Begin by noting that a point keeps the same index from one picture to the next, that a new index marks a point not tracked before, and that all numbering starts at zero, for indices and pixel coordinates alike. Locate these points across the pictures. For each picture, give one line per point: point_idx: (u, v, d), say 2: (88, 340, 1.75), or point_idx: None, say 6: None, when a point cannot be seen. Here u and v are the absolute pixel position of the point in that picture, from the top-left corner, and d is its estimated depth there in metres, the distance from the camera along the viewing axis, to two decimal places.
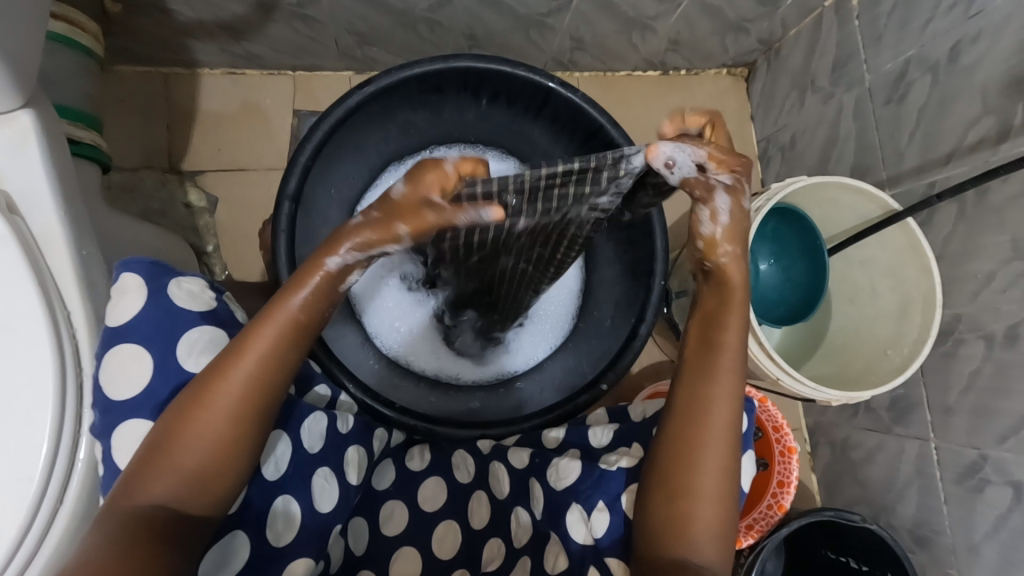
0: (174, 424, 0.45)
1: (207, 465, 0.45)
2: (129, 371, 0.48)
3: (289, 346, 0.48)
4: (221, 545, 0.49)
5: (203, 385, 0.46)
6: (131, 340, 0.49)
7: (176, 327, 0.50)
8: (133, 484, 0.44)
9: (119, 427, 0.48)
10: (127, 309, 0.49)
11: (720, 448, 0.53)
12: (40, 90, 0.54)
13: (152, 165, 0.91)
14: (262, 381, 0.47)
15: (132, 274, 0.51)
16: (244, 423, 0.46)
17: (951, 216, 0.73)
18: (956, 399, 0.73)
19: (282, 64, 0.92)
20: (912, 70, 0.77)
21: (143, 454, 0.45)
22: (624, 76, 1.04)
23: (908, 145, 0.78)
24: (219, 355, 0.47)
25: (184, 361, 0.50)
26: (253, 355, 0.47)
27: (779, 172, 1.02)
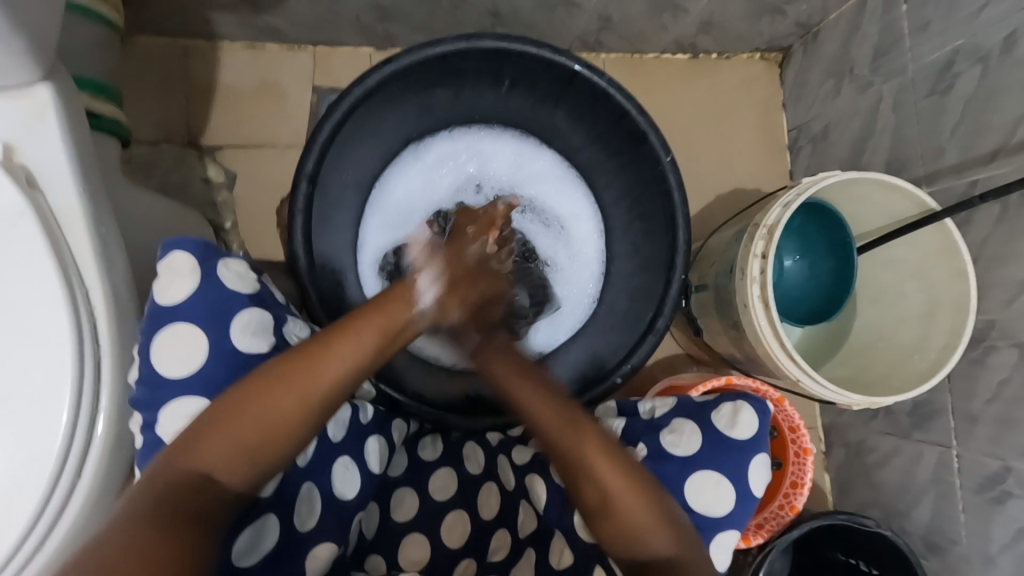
0: (242, 398, 0.46)
1: (261, 446, 0.46)
2: (184, 349, 0.49)
3: (369, 353, 0.50)
4: (256, 527, 0.49)
5: (283, 367, 0.47)
6: (186, 319, 0.50)
7: (229, 309, 0.51)
8: (191, 447, 0.44)
9: (169, 403, 0.48)
10: (180, 290, 0.50)
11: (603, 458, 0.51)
12: (58, 62, 0.54)
13: (172, 138, 0.90)
14: (340, 379, 0.48)
15: (184, 253, 0.51)
16: (310, 416, 0.47)
17: (991, 219, 0.69)
18: (982, 408, 0.71)
19: (301, 39, 0.91)
20: (960, 60, 0.73)
21: (205, 421, 0.45)
22: (651, 58, 1.00)
23: (950, 141, 0.75)
24: (308, 343, 0.49)
25: (236, 342, 0.50)
26: (343, 351, 0.48)
27: (808, 163, 0.98)
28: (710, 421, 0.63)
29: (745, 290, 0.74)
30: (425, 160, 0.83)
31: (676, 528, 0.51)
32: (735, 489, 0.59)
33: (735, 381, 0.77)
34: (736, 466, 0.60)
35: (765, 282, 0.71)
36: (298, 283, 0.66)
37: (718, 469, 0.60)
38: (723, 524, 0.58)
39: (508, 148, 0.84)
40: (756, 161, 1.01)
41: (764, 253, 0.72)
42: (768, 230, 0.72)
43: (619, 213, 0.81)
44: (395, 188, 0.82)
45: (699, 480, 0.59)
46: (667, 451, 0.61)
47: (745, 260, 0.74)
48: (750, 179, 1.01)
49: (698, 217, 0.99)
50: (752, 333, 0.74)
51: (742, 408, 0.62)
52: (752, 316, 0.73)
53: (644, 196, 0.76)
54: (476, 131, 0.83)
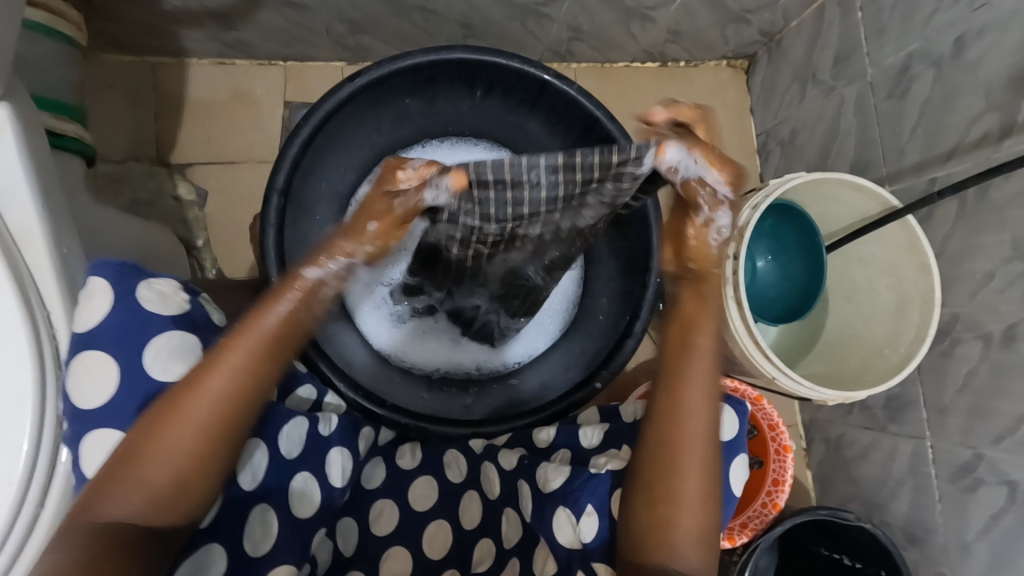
0: (139, 438, 0.46)
1: (174, 480, 0.46)
2: (95, 378, 0.48)
3: (265, 360, 0.50)
4: (196, 559, 0.48)
5: (174, 397, 0.47)
6: (97, 346, 0.48)
7: (145, 331, 0.50)
8: (96, 498, 0.45)
9: (87, 435, 0.47)
10: (94, 313, 0.48)
11: (698, 456, 0.54)
12: (16, 80, 0.53)
13: (140, 156, 0.89)
14: (238, 393, 0.48)
15: (100, 277, 0.50)
16: (214, 435, 0.48)
17: (951, 215, 0.72)
18: (951, 400, 0.72)
19: (272, 53, 0.90)
20: (915, 64, 0.75)
21: (109, 468, 0.45)
22: (622, 67, 1.02)
23: (910, 142, 0.77)
24: (192, 369, 0.48)
25: (150, 368, 0.49)
26: (227, 367, 0.48)
27: (777, 166, 1.01)
28: None
29: (719, 291, 0.75)
30: None
31: (710, 546, 0.54)
32: None
33: None
34: None
35: (737, 282, 0.72)
36: None
37: None
38: None
39: (483, 159, 0.84)
40: None
41: (736, 255, 0.73)
42: (739, 232, 0.74)
43: None
44: None
45: None
46: None
47: (719, 262, 0.75)
48: None
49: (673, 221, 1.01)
50: (728, 333, 0.75)
51: (723, 409, 0.61)
52: (728, 317, 0.74)
53: None
54: (449, 144, 0.84)
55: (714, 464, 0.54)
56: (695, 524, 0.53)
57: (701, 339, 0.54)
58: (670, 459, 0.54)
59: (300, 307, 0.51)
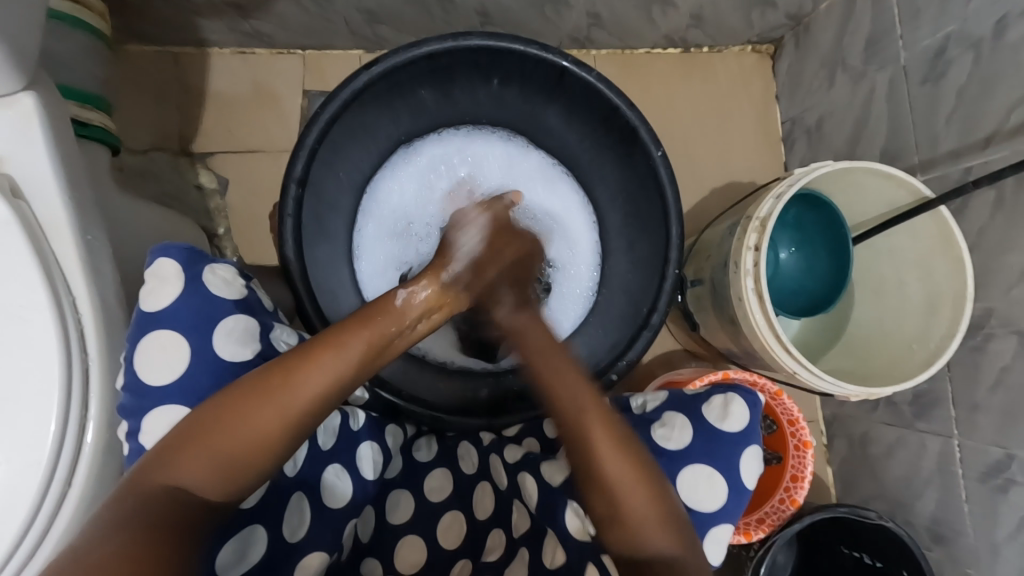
0: (218, 411, 0.45)
1: (235, 465, 0.45)
2: (167, 357, 0.49)
3: (353, 368, 0.49)
4: (241, 535, 0.49)
5: (264, 380, 0.46)
6: (169, 326, 0.49)
7: (213, 316, 0.51)
8: (164, 461, 0.44)
9: (151, 411, 0.48)
10: (164, 296, 0.50)
11: (613, 443, 0.52)
12: (42, 72, 0.54)
13: (163, 146, 0.90)
14: (321, 395, 0.48)
15: (169, 260, 0.51)
16: (291, 429, 0.46)
17: (987, 206, 0.68)
18: (983, 398, 0.70)
19: (291, 43, 0.91)
20: (953, 47, 0.72)
21: (179, 434, 0.44)
22: (642, 54, 1.00)
23: (945, 129, 0.74)
24: (284, 357, 0.48)
25: (220, 349, 0.50)
26: (323, 365, 0.48)
27: (803, 154, 0.98)
28: (701, 413, 0.62)
29: (740, 284, 0.73)
30: (417, 164, 0.83)
31: (674, 516, 0.51)
32: (728, 483, 0.59)
33: (731, 375, 0.77)
34: (728, 457, 0.59)
35: (759, 275, 0.70)
36: (291, 288, 0.66)
37: (710, 463, 0.59)
38: (715, 519, 0.58)
39: (499, 148, 0.84)
40: (750, 154, 1.01)
41: (757, 245, 0.71)
42: (761, 223, 0.72)
43: (612, 208, 0.81)
44: (386, 197, 0.82)
45: (693, 474, 0.59)
46: (659, 445, 0.61)
47: (740, 253, 0.73)
48: (745, 172, 1.00)
49: (693, 211, 0.99)
50: (748, 326, 0.73)
51: (733, 400, 0.62)
52: (748, 311, 0.72)
53: (637, 190, 0.76)
54: (465, 133, 0.83)
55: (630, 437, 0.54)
56: (645, 503, 0.51)
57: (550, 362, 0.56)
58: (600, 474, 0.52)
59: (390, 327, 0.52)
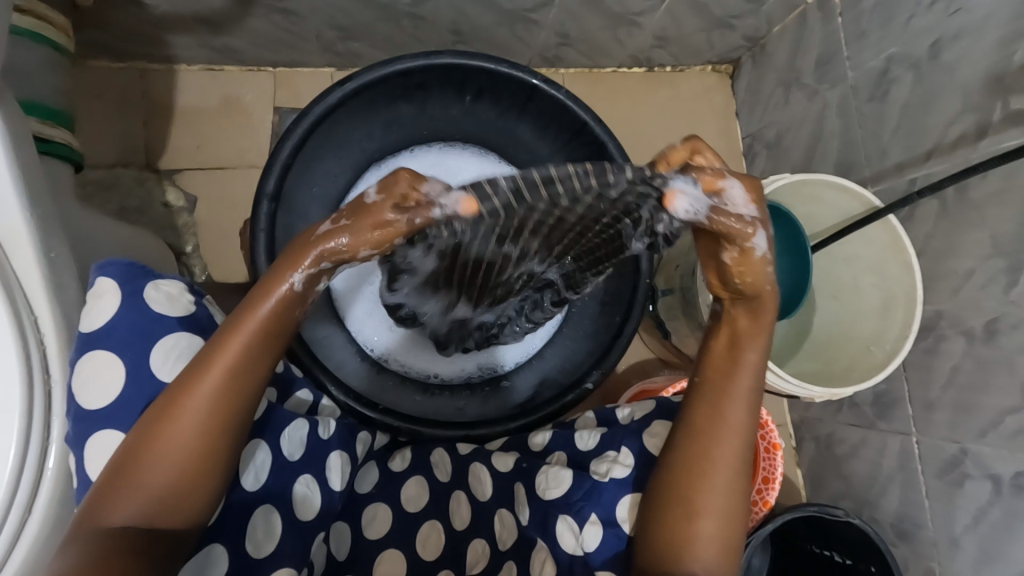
0: (141, 442, 0.44)
1: (176, 487, 0.45)
2: (102, 378, 0.48)
3: (253, 359, 0.46)
4: (200, 557, 0.48)
5: (173, 396, 0.45)
6: (105, 346, 0.48)
7: (150, 333, 0.50)
8: (101, 504, 0.43)
9: (92, 436, 0.47)
10: (101, 314, 0.49)
11: (732, 471, 0.54)
12: (5, 86, 0.53)
13: (128, 162, 0.89)
14: (229, 390, 0.46)
15: (107, 277, 0.50)
16: (216, 432, 0.46)
17: (932, 214, 0.73)
18: (936, 396, 0.74)
19: (262, 60, 0.91)
20: (895, 67, 0.77)
21: (109, 475, 0.44)
22: (609, 73, 1.03)
23: (891, 142, 0.79)
24: (182, 373, 0.46)
25: (157, 368, 0.49)
26: (219, 362, 0.45)
27: (763, 168, 1.02)
28: None
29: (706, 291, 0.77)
30: None
31: (732, 558, 0.53)
32: None
33: None
34: None
35: None
36: None
37: None
38: None
39: (473, 162, 0.85)
40: None
41: None
42: None
43: None
44: None
45: None
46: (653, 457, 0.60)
47: None
48: None
49: None
50: None
51: None
52: None
53: None
54: (438, 148, 0.85)
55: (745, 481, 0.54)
56: (718, 536, 0.52)
57: (744, 354, 0.53)
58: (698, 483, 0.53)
59: (282, 309, 0.46)
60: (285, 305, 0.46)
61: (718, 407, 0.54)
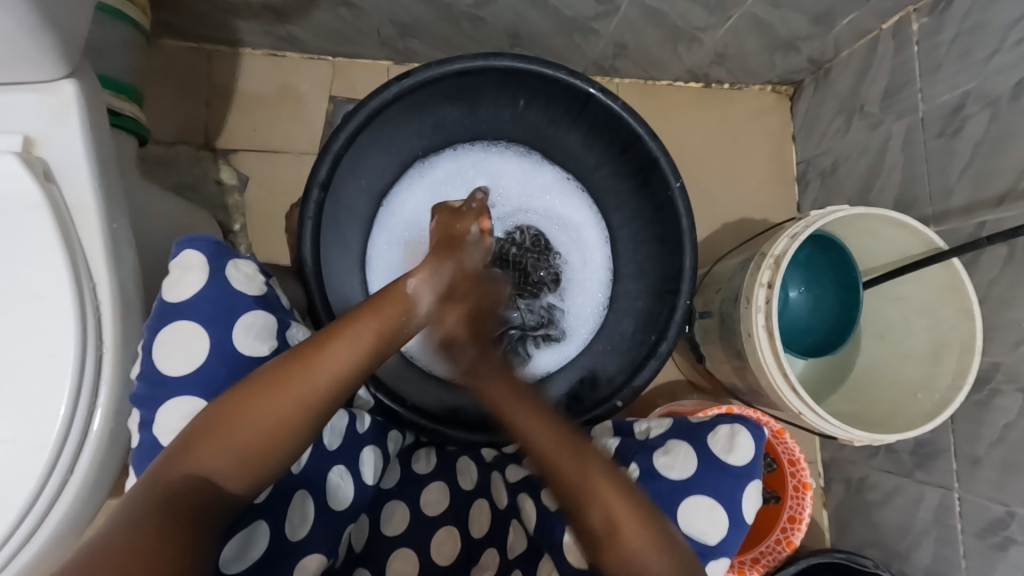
0: (235, 407, 0.45)
1: (258, 452, 0.45)
2: (184, 348, 0.49)
3: (366, 355, 0.50)
4: (246, 533, 0.48)
5: (284, 368, 0.46)
6: (191, 317, 0.49)
7: (234, 309, 0.50)
8: (187, 451, 0.43)
9: (166, 402, 0.48)
10: (189, 287, 0.50)
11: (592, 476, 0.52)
12: (86, 61, 0.55)
13: (187, 140, 0.92)
14: (338, 380, 0.48)
15: (196, 252, 0.51)
16: (313, 414, 0.47)
17: (998, 261, 0.69)
18: (984, 453, 0.70)
19: (321, 49, 0.92)
20: (970, 103, 0.73)
21: (199, 424, 0.44)
22: (664, 86, 1.01)
23: (959, 182, 0.75)
24: (302, 346, 0.49)
25: (238, 343, 0.50)
26: (339, 350, 0.49)
27: (816, 195, 0.99)
28: (705, 442, 0.61)
29: (750, 320, 0.73)
30: (432, 177, 0.84)
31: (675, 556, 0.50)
32: (729, 517, 0.57)
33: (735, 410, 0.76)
34: (732, 491, 0.58)
35: (770, 312, 0.71)
36: (305, 288, 0.67)
37: (714, 495, 0.58)
38: (713, 553, 0.56)
39: (513, 162, 0.85)
40: (764, 191, 1.02)
41: (770, 283, 0.72)
42: (775, 261, 0.72)
43: (626, 233, 0.82)
44: (401, 206, 0.83)
45: (694, 504, 0.57)
46: (661, 473, 0.59)
47: (752, 290, 0.73)
48: (758, 209, 1.02)
49: (704, 244, 1.00)
50: (756, 363, 0.73)
51: (738, 431, 0.60)
52: (756, 346, 0.72)
53: (651, 219, 0.77)
54: (481, 147, 0.84)
55: (631, 483, 0.53)
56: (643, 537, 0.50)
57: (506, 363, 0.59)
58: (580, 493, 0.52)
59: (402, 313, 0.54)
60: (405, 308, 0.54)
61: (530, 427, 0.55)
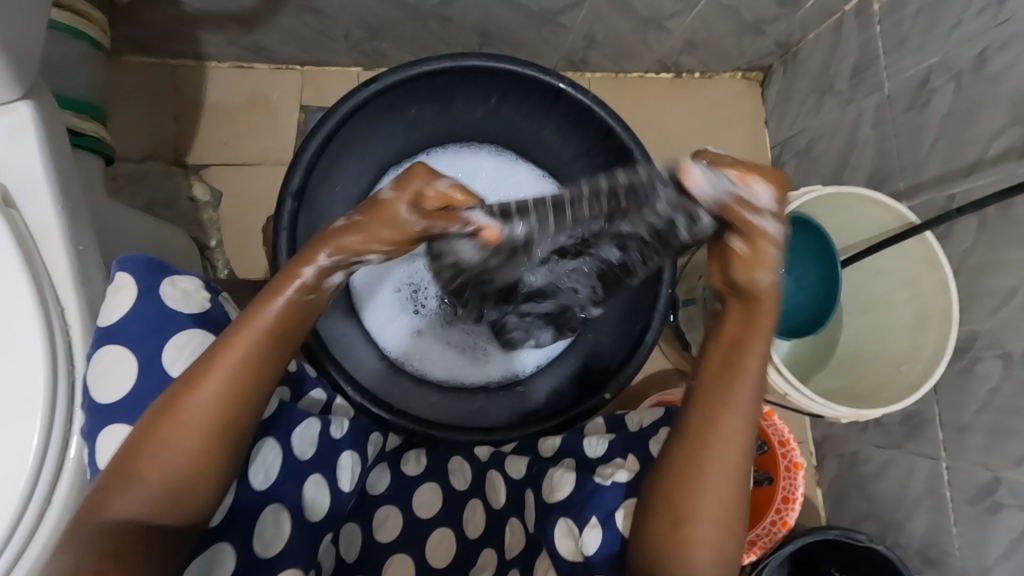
0: (147, 433, 0.45)
1: (176, 483, 0.45)
2: (116, 372, 0.48)
3: (263, 359, 0.48)
4: (204, 557, 0.48)
5: (178, 395, 0.45)
6: (119, 340, 0.48)
7: (165, 329, 0.50)
8: (101, 500, 0.43)
9: (103, 431, 0.47)
10: (118, 308, 0.49)
11: (725, 492, 0.51)
12: (43, 81, 0.54)
13: (156, 157, 0.90)
14: (236, 389, 0.46)
15: (125, 274, 0.51)
16: (220, 432, 0.46)
17: (971, 231, 0.70)
18: (970, 419, 0.71)
19: (289, 58, 0.91)
20: (935, 77, 0.74)
21: (110, 471, 0.44)
22: (636, 77, 1.02)
23: (930, 155, 0.76)
24: (190, 367, 0.47)
25: (168, 364, 0.49)
26: (229, 361, 0.46)
27: (792, 177, 1.00)
28: None
29: None
30: None
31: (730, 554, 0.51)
32: None
33: None
34: None
35: None
36: None
37: None
38: None
39: (487, 161, 0.85)
40: None
41: None
42: None
43: None
44: None
45: None
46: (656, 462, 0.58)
47: None
48: None
49: None
50: None
51: None
52: None
53: None
54: (454, 149, 0.84)
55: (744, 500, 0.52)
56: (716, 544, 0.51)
57: (749, 359, 0.52)
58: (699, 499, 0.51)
59: (290, 308, 0.50)
60: (296, 298, 0.50)
61: (712, 418, 0.52)
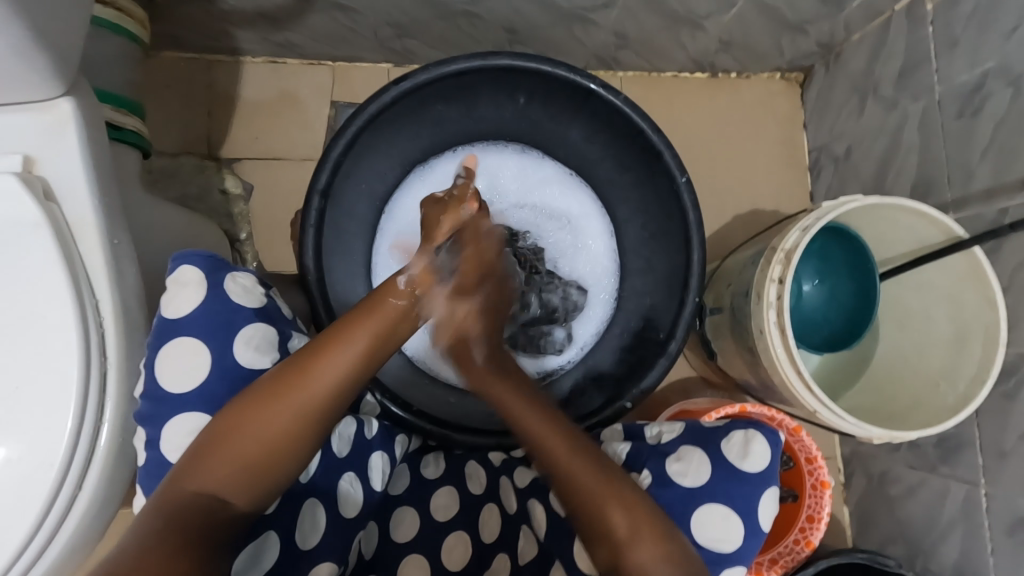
0: (247, 409, 0.45)
1: (261, 464, 0.45)
2: (186, 364, 0.49)
3: (362, 365, 0.50)
4: (255, 545, 0.48)
5: (281, 380, 0.47)
6: (191, 333, 0.50)
7: (233, 324, 0.50)
8: (191, 467, 0.44)
9: (170, 420, 0.48)
10: (187, 303, 0.50)
11: (597, 481, 0.51)
12: (83, 77, 0.55)
13: (191, 150, 0.92)
14: (335, 388, 0.48)
15: (192, 267, 0.52)
16: (311, 425, 0.47)
17: (1022, 247, 0.66)
18: (1012, 446, 0.67)
19: (320, 54, 0.92)
20: (990, 82, 0.70)
21: (201, 441, 0.45)
22: (669, 77, 0.99)
23: (980, 165, 0.72)
24: (296, 357, 0.49)
25: (239, 357, 0.50)
26: (335, 358, 0.48)
27: (830, 183, 0.96)
28: (720, 449, 0.59)
29: (761, 316, 0.72)
30: (430, 181, 0.83)
31: (659, 524, 0.50)
32: (745, 524, 0.56)
33: (749, 408, 0.75)
34: (747, 498, 0.56)
35: (782, 307, 0.69)
36: (307, 296, 0.66)
37: (727, 502, 0.56)
38: (729, 560, 0.55)
39: (512, 160, 0.85)
40: (775, 182, 1.00)
41: (781, 277, 0.70)
42: (786, 255, 0.70)
43: (632, 229, 0.81)
44: (401, 215, 0.82)
45: (707, 511, 0.56)
46: (672, 480, 0.57)
47: (762, 285, 0.71)
48: (768, 199, 0.99)
49: (714, 238, 0.98)
50: (768, 358, 0.71)
51: (754, 438, 0.58)
52: (768, 343, 0.70)
53: (658, 214, 0.75)
54: (479, 148, 0.84)
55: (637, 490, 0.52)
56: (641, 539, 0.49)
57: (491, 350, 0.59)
58: (586, 504, 0.51)
59: (387, 320, 0.53)
60: (390, 314, 0.53)
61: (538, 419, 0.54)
